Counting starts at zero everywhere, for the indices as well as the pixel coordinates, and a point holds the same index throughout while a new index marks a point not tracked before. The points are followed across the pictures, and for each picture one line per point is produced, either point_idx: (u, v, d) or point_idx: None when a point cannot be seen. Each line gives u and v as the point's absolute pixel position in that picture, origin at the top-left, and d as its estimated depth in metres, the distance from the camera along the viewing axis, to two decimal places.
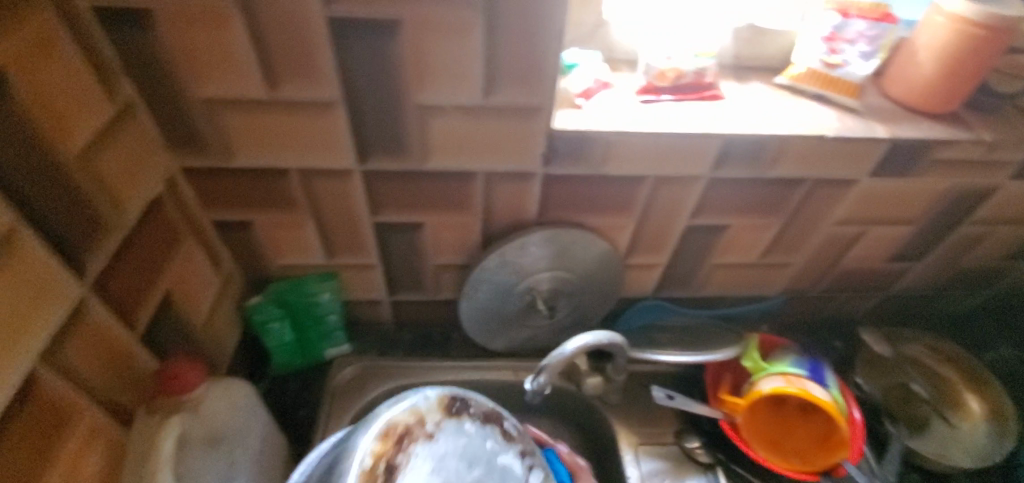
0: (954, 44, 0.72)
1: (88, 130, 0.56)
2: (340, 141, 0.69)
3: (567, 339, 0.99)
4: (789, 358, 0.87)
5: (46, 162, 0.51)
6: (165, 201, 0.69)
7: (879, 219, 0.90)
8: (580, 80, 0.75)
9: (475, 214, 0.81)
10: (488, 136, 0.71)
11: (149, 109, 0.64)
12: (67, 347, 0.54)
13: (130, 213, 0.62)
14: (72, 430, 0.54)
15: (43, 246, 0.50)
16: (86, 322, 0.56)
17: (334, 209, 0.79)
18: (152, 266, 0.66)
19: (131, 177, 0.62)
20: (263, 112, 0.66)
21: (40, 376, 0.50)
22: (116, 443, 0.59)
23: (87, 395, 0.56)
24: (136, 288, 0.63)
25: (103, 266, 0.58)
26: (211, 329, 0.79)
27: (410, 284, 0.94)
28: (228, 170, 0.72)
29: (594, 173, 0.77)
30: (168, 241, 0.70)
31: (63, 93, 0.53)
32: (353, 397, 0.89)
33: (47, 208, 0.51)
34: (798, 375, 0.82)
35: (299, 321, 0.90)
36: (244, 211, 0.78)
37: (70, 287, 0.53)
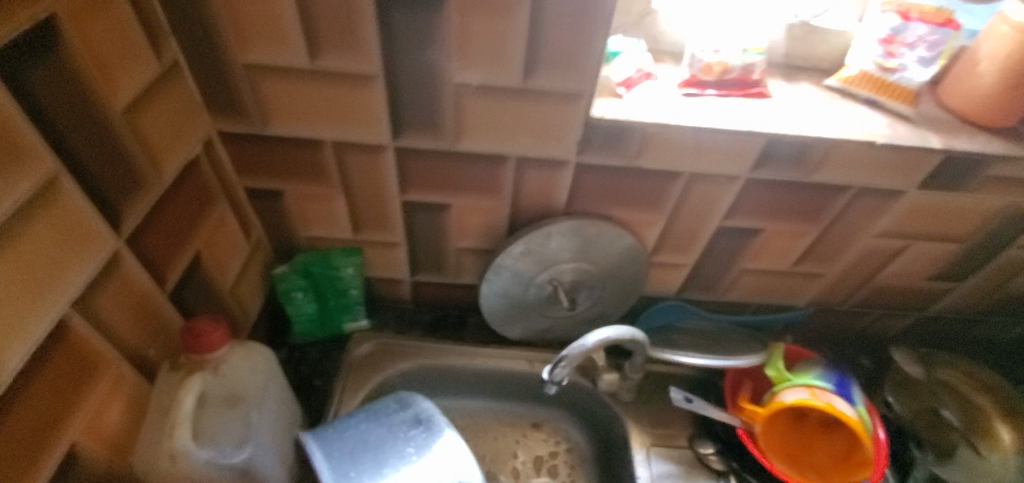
0: (1019, 54, 0.69)
1: (133, 87, 0.57)
2: (375, 116, 0.68)
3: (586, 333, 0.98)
4: (815, 371, 0.84)
5: (91, 115, 0.52)
6: (201, 163, 0.69)
7: (923, 235, 0.86)
8: (622, 69, 0.74)
9: (503, 199, 0.80)
10: (524, 120, 0.69)
11: (192, 71, 0.65)
12: (99, 297, 0.55)
13: (167, 172, 0.62)
14: (99, 378, 0.55)
15: (83, 196, 0.51)
16: (118, 274, 0.57)
17: (363, 184, 0.79)
18: (184, 226, 0.67)
19: (170, 136, 0.63)
20: (301, 81, 0.66)
21: (72, 323, 0.51)
22: (139, 396, 0.60)
23: (115, 346, 0.57)
24: (169, 246, 0.64)
25: (139, 221, 0.59)
26: (236, 294, 0.80)
27: (433, 265, 0.94)
28: (263, 137, 0.72)
29: (628, 165, 0.75)
30: (202, 203, 0.71)
31: (112, 48, 0.53)
32: (368, 373, 0.89)
33: (89, 160, 0.52)
34: (823, 389, 0.79)
35: (321, 293, 0.90)
36: (276, 180, 0.79)
37: (105, 238, 0.54)
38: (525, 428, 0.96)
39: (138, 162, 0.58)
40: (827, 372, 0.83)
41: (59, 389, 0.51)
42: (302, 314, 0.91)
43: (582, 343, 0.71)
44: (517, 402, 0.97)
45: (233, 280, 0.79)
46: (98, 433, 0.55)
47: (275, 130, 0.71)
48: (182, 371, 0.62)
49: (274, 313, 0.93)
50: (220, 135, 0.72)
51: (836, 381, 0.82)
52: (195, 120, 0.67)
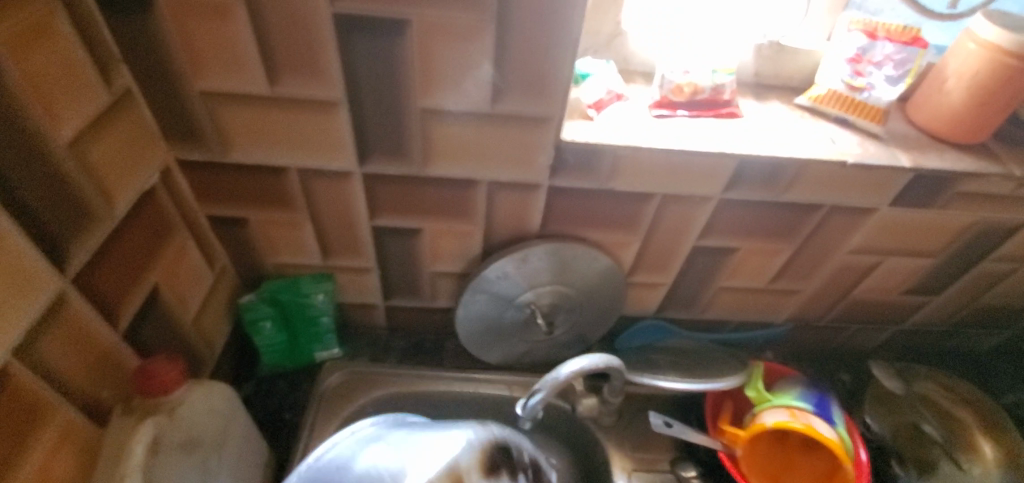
0: (986, 73, 0.69)
1: (81, 118, 0.54)
2: (341, 142, 0.66)
3: (566, 356, 0.96)
4: (795, 390, 0.83)
5: (32, 151, 0.49)
6: (158, 192, 0.67)
7: (896, 250, 0.86)
8: (592, 91, 0.73)
9: (475, 222, 0.79)
10: (493, 144, 0.68)
11: (147, 99, 0.62)
12: (43, 340, 0.52)
13: (119, 205, 0.60)
14: (45, 428, 0.52)
15: (23, 236, 0.48)
16: (63, 315, 0.53)
17: (331, 210, 0.77)
18: (138, 259, 0.64)
19: (122, 168, 0.60)
20: (262, 108, 0.64)
21: (14, 372, 0.48)
22: (89, 444, 0.57)
23: (60, 392, 0.54)
24: (122, 282, 0.61)
25: (87, 258, 0.56)
26: (199, 327, 0.77)
27: (407, 289, 0.91)
28: (225, 165, 0.70)
29: (601, 187, 0.74)
30: (160, 235, 0.68)
31: (56, 79, 0.51)
32: (340, 404, 0.86)
33: (31, 197, 0.50)
34: (803, 410, 0.79)
35: (291, 322, 0.87)
36: (241, 208, 0.76)
37: (48, 278, 0.51)
38: None
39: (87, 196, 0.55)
40: (806, 391, 0.83)
41: (0, 442, 0.47)
42: (271, 344, 0.88)
43: (555, 372, 0.68)
44: None
45: (196, 313, 0.76)
46: None
47: (238, 158, 0.68)
48: (136, 415, 0.59)
49: (241, 344, 0.90)
50: (179, 164, 0.69)
51: (815, 401, 0.82)
52: (152, 151, 0.65)
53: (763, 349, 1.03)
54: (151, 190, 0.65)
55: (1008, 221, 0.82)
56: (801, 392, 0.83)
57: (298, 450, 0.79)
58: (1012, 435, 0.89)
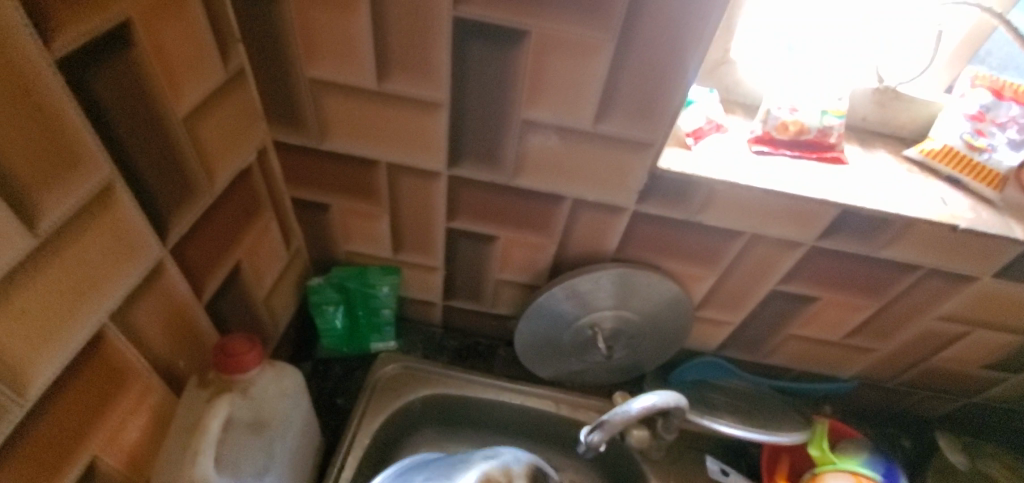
0: None
1: (197, 93, 0.55)
2: (435, 143, 0.66)
3: (618, 380, 0.94)
4: (861, 455, 0.80)
5: (153, 122, 0.51)
6: (253, 171, 0.68)
7: (991, 323, 0.81)
8: (692, 119, 0.71)
9: (551, 236, 0.78)
10: (586, 163, 0.67)
11: (256, 79, 0.64)
12: (137, 305, 0.53)
13: (219, 180, 0.61)
14: (126, 390, 0.53)
15: (134, 203, 0.49)
16: (158, 283, 0.55)
17: (410, 207, 0.77)
18: (228, 235, 0.65)
19: (226, 145, 0.61)
20: (365, 101, 0.64)
21: (106, 334, 0.49)
22: (164, 409, 0.58)
23: (146, 356, 0.55)
24: (211, 255, 0.63)
25: (185, 230, 0.57)
26: (269, 304, 0.78)
27: (468, 292, 0.91)
28: (318, 151, 0.71)
29: (689, 219, 0.72)
30: (249, 212, 0.69)
31: (182, 54, 0.52)
32: (388, 397, 0.86)
33: (147, 166, 0.51)
34: (870, 478, 0.76)
35: (353, 309, 0.88)
36: (324, 193, 0.77)
37: (150, 245, 0.52)
38: None
39: (194, 169, 0.56)
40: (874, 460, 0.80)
41: (87, 399, 0.49)
42: (331, 329, 0.88)
43: (626, 406, 0.69)
44: (538, 443, 0.93)
45: (268, 290, 0.77)
46: (118, 447, 0.53)
47: (330, 146, 0.69)
48: (210, 390, 0.60)
49: (302, 323, 0.91)
50: (275, 144, 0.70)
51: (884, 472, 0.79)
52: (254, 129, 0.66)
53: (823, 403, 0.98)
54: (247, 167, 0.67)
55: None
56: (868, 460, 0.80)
57: (346, 438, 0.79)
58: None
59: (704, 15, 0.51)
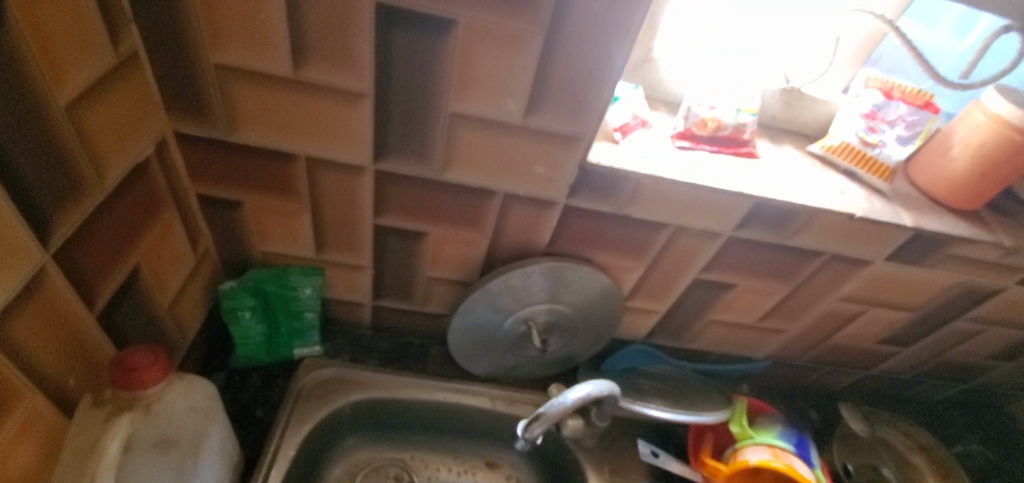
0: (992, 146, 0.72)
1: (84, 79, 0.49)
2: (359, 136, 0.63)
3: (551, 373, 0.95)
4: (775, 429, 0.86)
5: (34, 112, 0.44)
6: (152, 165, 0.61)
7: (881, 302, 0.90)
8: (618, 114, 0.72)
9: (482, 232, 0.76)
10: (516, 157, 0.66)
11: (153, 64, 0.57)
12: (16, 319, 0.46)
13: (112, 176, 0.54)
14: (8, 417, 0.46)
15: (8, 203, 0.43)
16: (40, 294, 0.48)
17: (334, 204, 0.73)
18: (124, 237, 0.59)
19: (119, 136, 0.55)
20: (280, 90, 0.59)
21: None
22: (52, 435, 0.51)
23: (28, 377, 0.48)
24: (107, 259, 0.56)
25: (72, 232, 0.50)
26: (174, 312, 0.71)
27: (398, 291, 0.88)
28: (226, 143, 0.65)
29: (617, 212, 0.73)
30: (150, 210, 0.63)
31: (64, 36, 0.46)
32: (315, 405, 0.82)
33: (25, 161, 0.45)
34: (784, 449, 0.81)
35: (272, 314, 0.83)
36: (235, 189, 0.71)
37: (30, 251, 0.45)
38: (479, 469, 0.91)
39: (85, 163, 0.50)
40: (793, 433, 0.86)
41: None
42: (248, 336, 0.82)
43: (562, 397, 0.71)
44: (474, 441, 0.92)
45: (174, 295, 0.70)
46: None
47: (239, 138, 0.64)
48: (107, 410, 0.55)
49: (214, 331, 0.84)
50: (176, 136, 0.64)
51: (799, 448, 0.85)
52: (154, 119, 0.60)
53: (740, 383, 1.05)
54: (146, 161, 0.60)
55: (987, 286, 0.86)
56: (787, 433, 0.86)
57: (268, 452, 0.74)
58: None
59: (631, 11, 0.52)
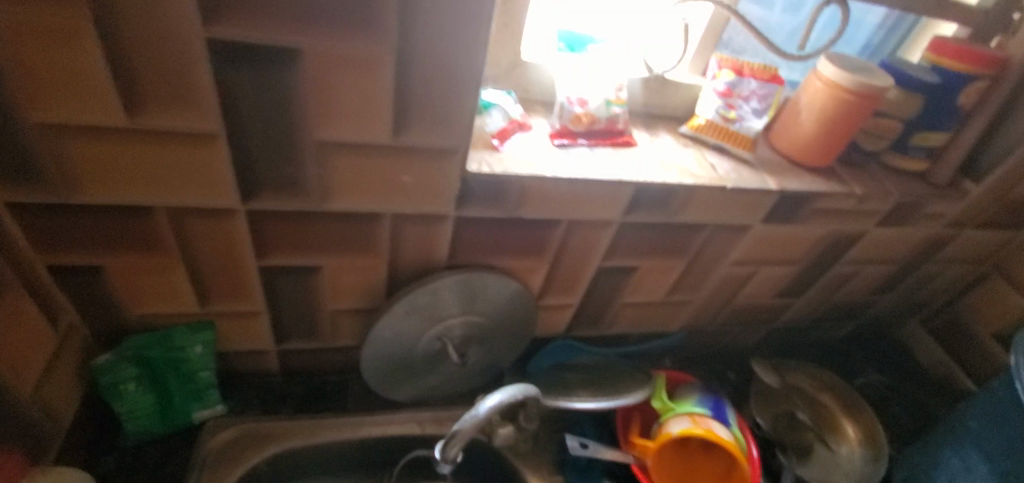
0: (831, 106, 0.79)
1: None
2: (222, 178, 0.59)
3: (479, 384, 0.95)
4: (694, 396, 0.90)
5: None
6: None
7: (768, 261, 0.97)
8: (495, 121, 0.73)
9: (379, 257, 0.75)
10: (396, 177, 0.65)
11: None
12: None
13: None
14: None
15: None
16: None
17: (211, 252, 0.68)
18: None
19: None
20: (122, 142, 0.55)
21: None
22: None
23: None
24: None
25: None
26: (39, 400, 0.64)
27: (303, 330, 0.84)
28: (69, 206, 0.59)
29: (508, 215, 0.74)
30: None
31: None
32: (225, 468, 0.76)
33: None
34: (702, 415, 0.86)
35: (163, 381, 0.76)
36: (91, 255, 0.65)
37: None
38: None
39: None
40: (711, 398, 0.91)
41: None
42: (138, 409, 0.75)
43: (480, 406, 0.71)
44: (409, 470, 0.89)
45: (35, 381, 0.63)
46: None
47: (83, 198, 0.58)
48: None
49: (100, 411, 0.77)
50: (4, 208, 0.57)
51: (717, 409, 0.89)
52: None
53: (661, 358, 1.09)
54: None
55: (853, 231, 0.95)
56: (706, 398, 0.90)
57: None
58: (866, 416, 1.02)
59: (478, 23, 0.53)
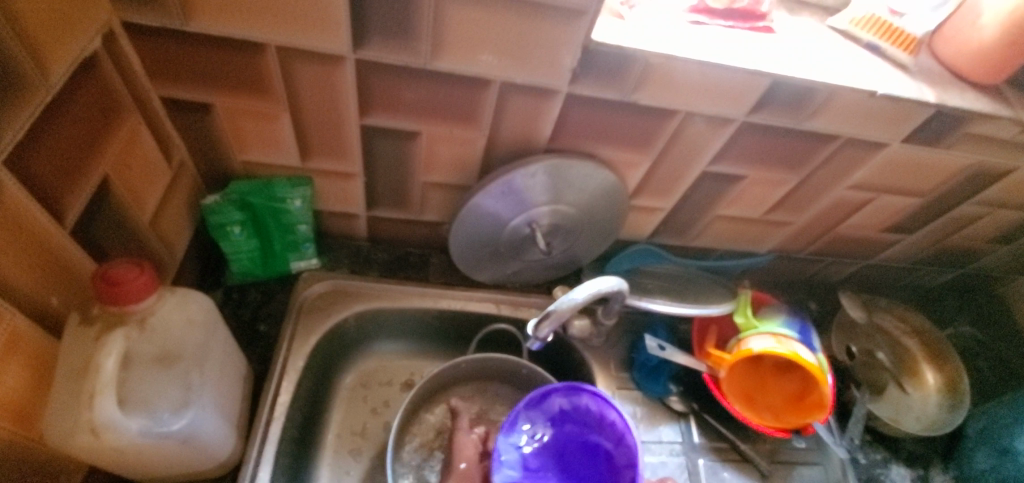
0: None
1: (74, 63, 0.44)
2: (750, 91, 0.59)
3: (837, 330, 0.90)
4: (779, 317, 0.75)
5: (19, 113, 0.39)
6: (492, 101, 0.58)
7: None
8: (998, 53, 0.63)
9: (803, 172, 0.72)
10: (879, 111, 0.63)
11: (559, 27, 0.51)
12: (211, 108, 0.57)
13: (366, 80, 0.55)
14: (145, 148, 0.55)
15: (263, 58, 0.52)
16: (235, 105, 0.57)
17: (680, 153, 0.68)
18: (334, 120, 0.59)
19: (473, 53, 0.53)
20: (684, 58, 0.54)
21: (211, 112, 0.58)
22: (194, 186, 0.65)
23: (186, 140, 0.61)
24: (121, 234, 0.53)
25: (286, 79, 0.54)
26: (479, 243, 0.72)
27: (679, 231, 0.83)
28: (521, 85, 0.57)
29: (925, 153, 0.70)
30: (164, 165, 0.59)
31: (53, 22, 0.41)
32: (607, 351, 0.80)
33: (39, 144, 0.41)
34: (788, 336, 0.70)
35: (565, 264, 0.80)
36: (532, 140, 0.63)
37: (272, 93, 0.56)
38: None
39: (92, 112, 0.47)
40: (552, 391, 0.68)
41: (151, 162, 0.56)
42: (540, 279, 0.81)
43: (661, 301, 0.76)
44: None
45: (455, 230, 0.69)
46: (170, 212, 0.61)
47: (466, 67, 0.54)
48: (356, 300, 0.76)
49: (501, 284, 0.81)
50: (129, 31, 0.50)
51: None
52: (170, 69, 0.53)
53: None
54: (140, 90, 0.54)
55: None
56: (540, 391, 0.68)
57: None
58: None
59: None
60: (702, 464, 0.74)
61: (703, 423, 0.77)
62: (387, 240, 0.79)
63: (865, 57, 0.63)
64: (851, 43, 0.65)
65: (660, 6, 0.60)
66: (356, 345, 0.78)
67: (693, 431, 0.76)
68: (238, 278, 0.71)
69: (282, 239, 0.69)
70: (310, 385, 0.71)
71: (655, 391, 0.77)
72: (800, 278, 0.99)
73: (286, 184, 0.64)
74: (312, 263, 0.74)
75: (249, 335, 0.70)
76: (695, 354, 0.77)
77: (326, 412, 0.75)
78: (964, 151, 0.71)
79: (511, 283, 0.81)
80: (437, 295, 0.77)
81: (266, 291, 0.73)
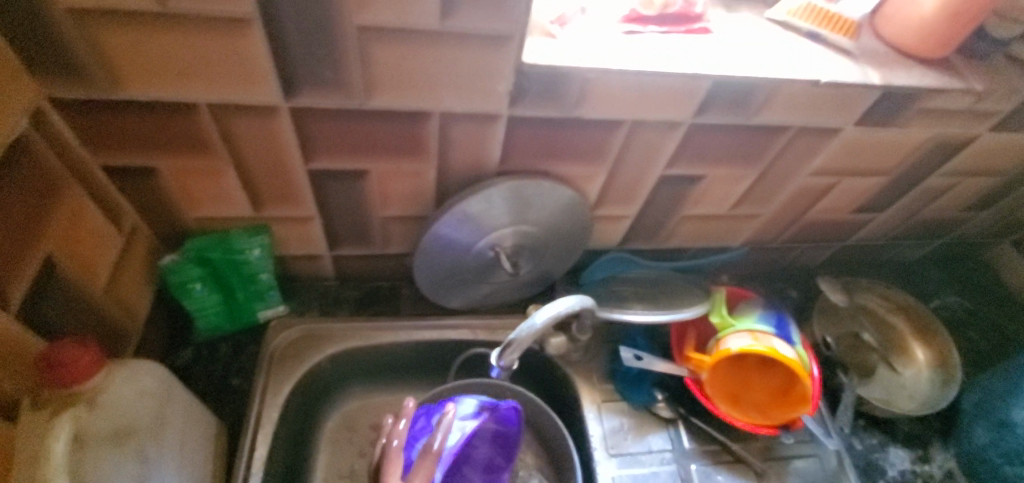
0: None
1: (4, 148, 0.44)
2: (691, 94, 0.59)
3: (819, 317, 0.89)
4: (755, 312, 0.75)
5: None
6: (434, 133, 0.58)
7: None
8: (937, 29, 0.63)
9: (761, 166, 0.72)
10: (825, 99, 0.63)
11: (487, 55, 0.51)
12: (154, 170, 0.57)
13: (304, 126, 0.55)
14: (90, 218, 0.55)
15: (197, 117, 0.52)
16: (178, 165, 0.57)
17: (632, 161, 0.67)
18: (279, 167, 0.59)
19: (406, 89, 0.52)
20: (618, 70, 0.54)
21: (156, 174, 0.58)
22: (150, 247, 0.65)
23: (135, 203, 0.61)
24: (73, 309, 0.53)
25: (225, 134, 0.54)
26: (444, 271, 0.72)
27: (649, 235, 0.82)
28: (460, 114, 0.56)
29: (880, 133, 0.70)
30: (114, 231, 0.58)
31: None
32: (587, 364, 0.79)
33: None
34: (765, 331, 0.70)
35: (537, 280, 0.80)
36: (482, 166, 0.63)
37: (213, 148, 0.55)
38: None
39: (29, 193, 0.47)
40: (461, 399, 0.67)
41: (99, 231, 0.56)
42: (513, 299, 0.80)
43: (635, 309, 0.75)
44: None
45: (417, 261, 0.69)
46: (128, 277, 0.61)
47: (400, 104, 0.54)
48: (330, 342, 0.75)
49: (475, 308, 0.80)
50: (58, 107, 0.49)
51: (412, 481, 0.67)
52: (106, 137, 0.53)
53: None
54: (79, 162, 0.53)
55: None
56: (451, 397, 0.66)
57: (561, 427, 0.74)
58: None
59: None
60: (694, 470, 0.73)
61: (692, 427, 0.76)
62: (356, 278, 0.78)
63: (806, 46, 0.63)
64: (791, 33, 0.65)
65: (593, 19, 0.59)
66: (334, 386, 0.77)
67: (683, 436, 0.75)
68: (206, 333, 0.71)
69: (245, 290, 0.69)
70: (289, 433, 0.70)
71: (639, 401, 0.76)
72: (779, 266, 0.98)
73: (243, 235, 0.64)
74: (280, 309, 0.73)
75: (222, 391, 0.69)
76: (676, 359, 0.76)
77: (310, 458, 0.74)
78: (918, 127, 0.70)
79: (484, 306, 0.80)
80: (409, 327, 0.77)
81: (237, 343, 0.73)
